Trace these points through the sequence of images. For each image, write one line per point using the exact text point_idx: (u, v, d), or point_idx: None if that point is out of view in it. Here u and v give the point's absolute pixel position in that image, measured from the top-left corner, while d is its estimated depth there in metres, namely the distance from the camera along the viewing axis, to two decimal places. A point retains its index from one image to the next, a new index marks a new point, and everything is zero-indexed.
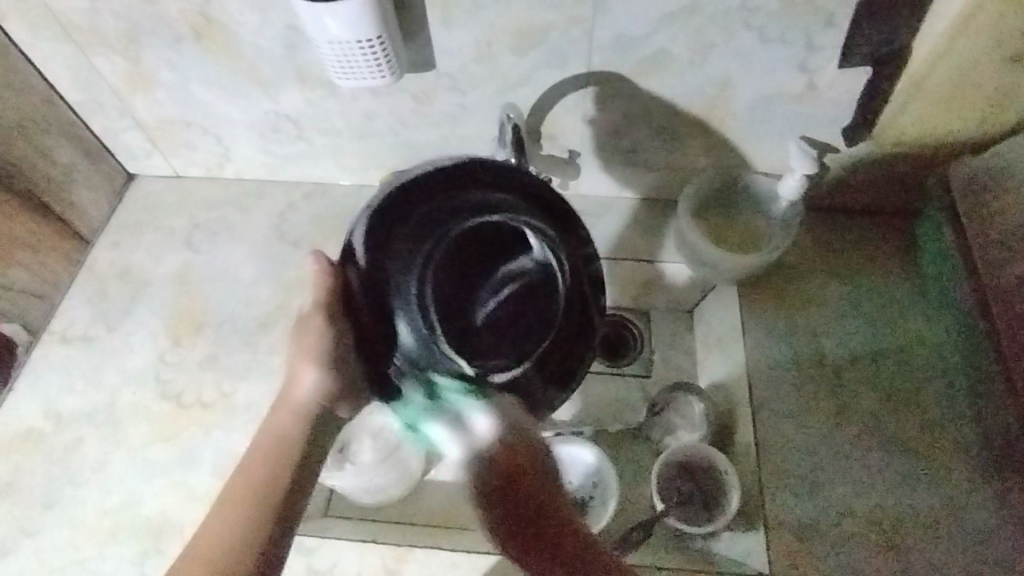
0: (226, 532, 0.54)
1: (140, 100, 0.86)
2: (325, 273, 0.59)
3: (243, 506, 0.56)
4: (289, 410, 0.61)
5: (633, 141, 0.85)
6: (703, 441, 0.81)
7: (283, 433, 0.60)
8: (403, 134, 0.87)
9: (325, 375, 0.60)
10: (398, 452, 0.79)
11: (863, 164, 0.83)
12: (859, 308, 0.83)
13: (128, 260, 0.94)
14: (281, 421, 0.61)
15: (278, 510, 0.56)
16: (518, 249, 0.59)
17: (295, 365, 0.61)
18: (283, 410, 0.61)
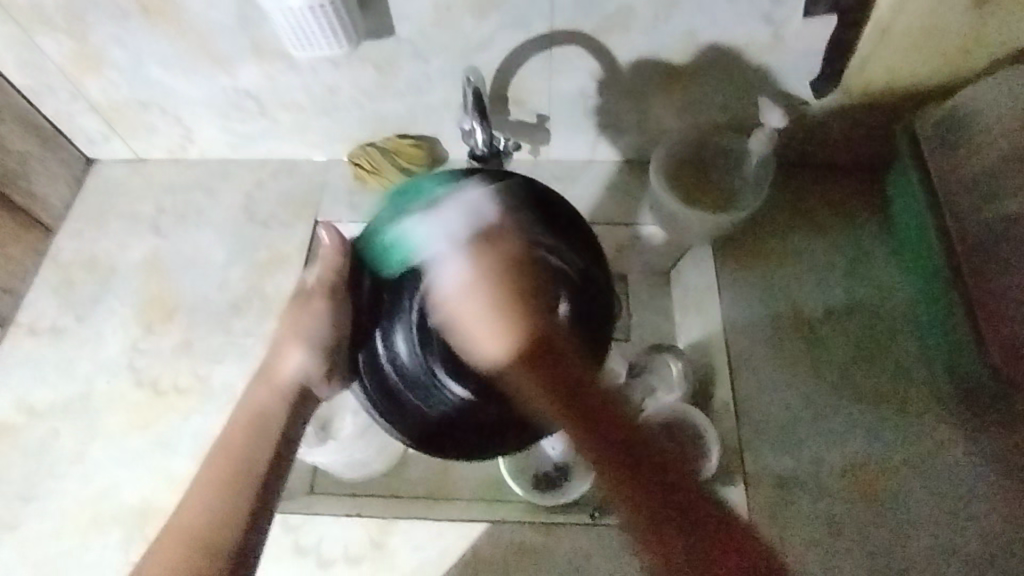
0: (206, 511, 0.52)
1: (92, 81, 0.83)
2: (336, 253, 0.66)
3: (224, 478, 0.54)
4: (270, 384, 0.63)
5: (601, 103, 0.83)
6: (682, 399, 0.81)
7: (259, 408, 0.61)
8: (368, 106, 0.85)
9: (320, 355, 0.66)
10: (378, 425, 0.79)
11: (831, 115, 0.82)
12: (834, 261, 0.83)
13: (94, 248, 0.92)
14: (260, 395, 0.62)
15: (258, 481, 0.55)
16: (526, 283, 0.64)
17: (287, 342, 0.67)
18: (266, 385, 0.64)
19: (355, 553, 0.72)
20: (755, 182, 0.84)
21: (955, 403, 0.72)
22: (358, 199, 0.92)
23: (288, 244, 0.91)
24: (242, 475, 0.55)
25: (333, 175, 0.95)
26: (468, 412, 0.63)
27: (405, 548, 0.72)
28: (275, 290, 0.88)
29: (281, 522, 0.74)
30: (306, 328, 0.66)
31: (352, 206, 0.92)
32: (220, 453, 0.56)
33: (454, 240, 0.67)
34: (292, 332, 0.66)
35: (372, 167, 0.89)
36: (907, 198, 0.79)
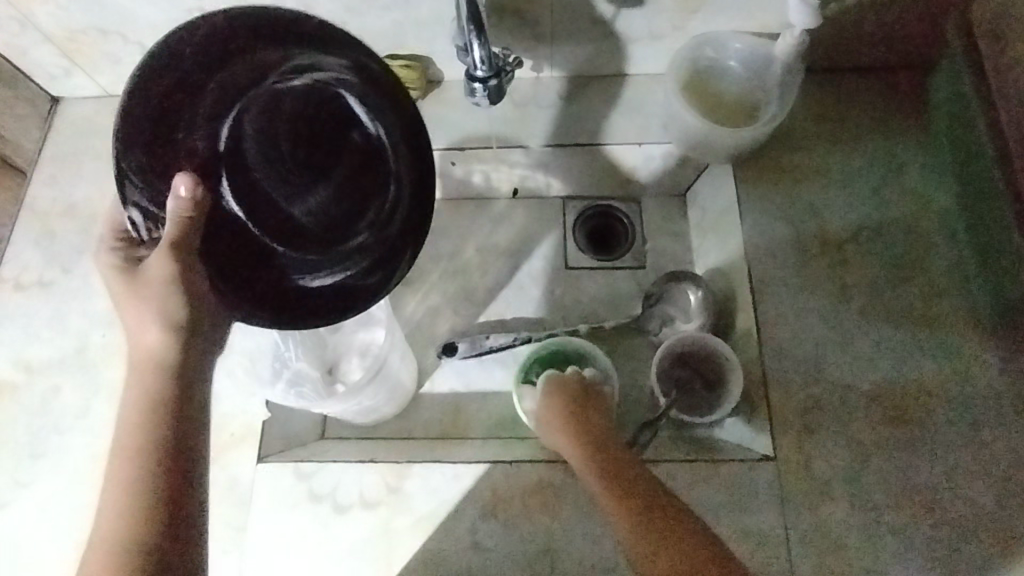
0: (119, 519, 0.46)
1: (40, 7, 0.75)
2: (187, 207, 0.49)
3: (140, 472, 0.46)
4: (147, 365, 0.49)
5: (609, 8, 0.74)
6: (703, 329, 0.79)
7: (151, 396, 0.48)
8: (351, 23, 0.77)
9: (174, 326, 0.50)
10: (387, 367, 0.77)
11: (870, 7, 0.73)
12: (867, 174, 0.77)
13: (72, 193, 0.86)
14: (144, 385, 0.49)
15: (172, 467, 0.47)
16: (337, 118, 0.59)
17: (133, 314, 0.50)
18: (135, 370, 0.49)
19: (371, 498, 0.71)
20: (784, 87, 0.76)
21: (991, 322, 0.69)
22: None
23: None
24: (150, 461, 0.47)
25: None
26: (365, 270, 0.60)
27: (422, 490, 0.70)
28: None
29: (293, 470, 0.72)
30: (151, 295, 0.49)
31: None
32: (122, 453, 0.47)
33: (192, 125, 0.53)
34: (133, 302, 0.50)
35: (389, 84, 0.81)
36: (956, 108, 0.75)
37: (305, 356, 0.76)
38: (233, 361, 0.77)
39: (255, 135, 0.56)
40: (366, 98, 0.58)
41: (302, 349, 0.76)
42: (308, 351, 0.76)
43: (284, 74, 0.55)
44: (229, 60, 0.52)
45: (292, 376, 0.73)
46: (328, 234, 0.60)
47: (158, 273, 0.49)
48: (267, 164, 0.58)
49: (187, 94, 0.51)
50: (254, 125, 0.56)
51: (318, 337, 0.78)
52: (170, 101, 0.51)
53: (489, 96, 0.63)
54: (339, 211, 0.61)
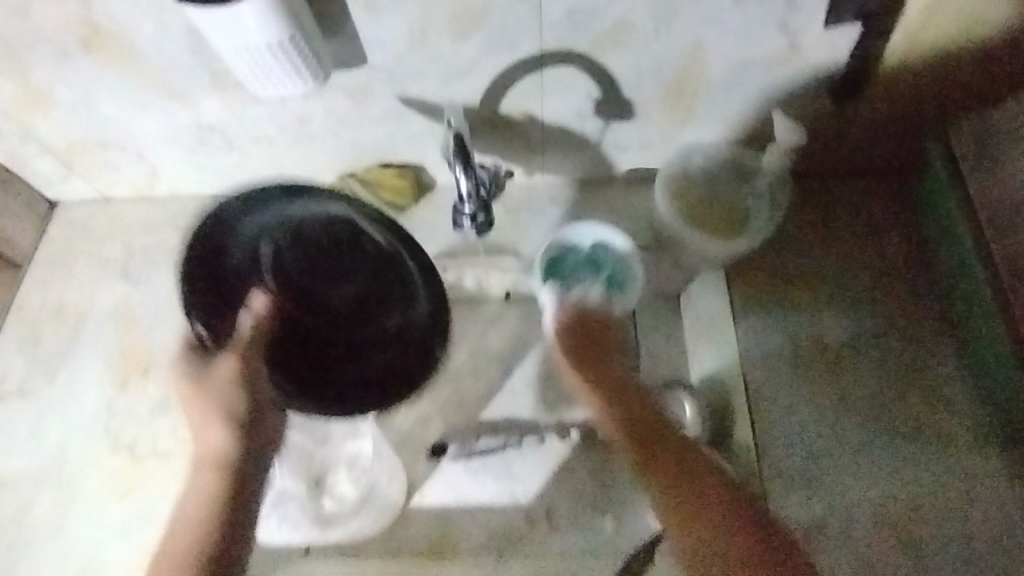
0: None
1: (41, 122, 0.77)
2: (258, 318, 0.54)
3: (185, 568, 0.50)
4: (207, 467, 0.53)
5: (598, 121, 0.76)
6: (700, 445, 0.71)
7: (207, 502, 0.52)
8: (345, 135, 0.78)
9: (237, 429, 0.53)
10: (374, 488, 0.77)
11: (852, 121, 0.74)
12: (861, 279, 0.77)
13: (61, 298, 0.85)
14: (204, 484, 0.52)
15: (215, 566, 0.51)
16: (359, 234, 0.61)
17: (198, 422, 0.53)
18: (200, 471, 0.53)
19: None
20: (772, 200, 0.77)
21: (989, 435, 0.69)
22: None
23: None
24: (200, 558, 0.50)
25: None
26: (409, 351, 0.61)
27: None
28: None
29: None
30: (214, 404, 0.52)
31: None
32: (173, 548, 0.51)
33: (235, 257, 0.57)
34: (199, 412, 0.53)
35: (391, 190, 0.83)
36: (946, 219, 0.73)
37: (289, 473, 0.78)
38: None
39: (293, 262, 0.59)
40: (372, 219, 0.62)
41: (286, 467, 0.77)
42: (293, 467, 0.78)
43: (301, 216, 0.60)
44: (251, 219, 0.59)
45: (274, 498, 0.76)
46: (360, 325, 0.61)
47: (223, 373, 0.52)
48: (299, 280, 0.59)
49: (221, 233, 0.58)
50: (288, 249, 0.59)
51: (302, 450, 0.78)
52: (210, 250, 0.57)
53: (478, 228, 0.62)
54: (369, 303, 0.61)
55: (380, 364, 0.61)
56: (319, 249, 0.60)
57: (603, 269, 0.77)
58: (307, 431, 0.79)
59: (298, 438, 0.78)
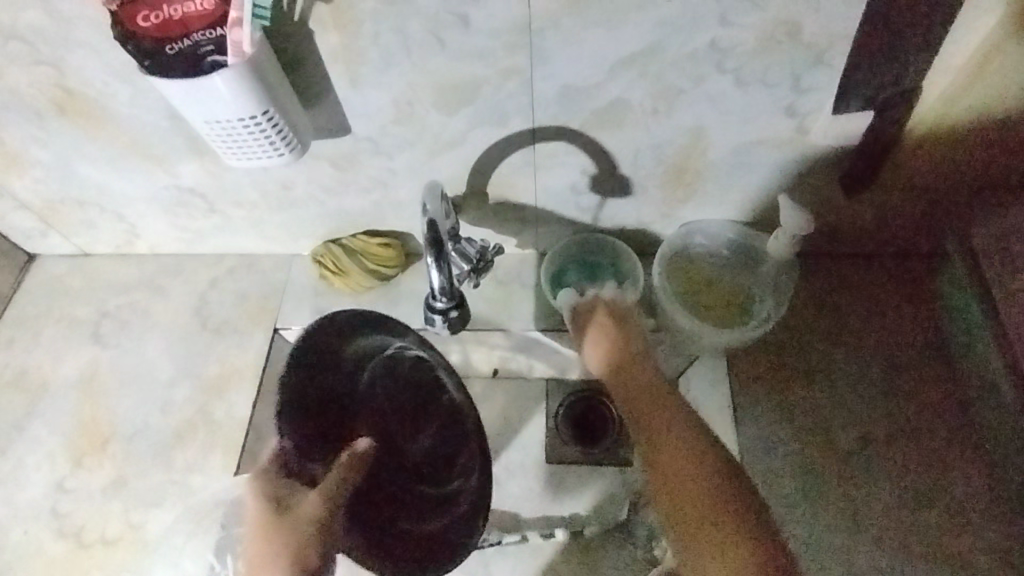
0: None
1: (17, 180, 0.74)
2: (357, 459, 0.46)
3: None
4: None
5: (595, 197, 0.72)
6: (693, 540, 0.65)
7: None
8: (329, 202, 0.74)
9: None
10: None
11: (863, 206, 0.69)
12: (874, 376, 0.71)
13: (25, 361, 0.80)
14: None
15: None
16: (438, 385, 0.52)
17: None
18: None
19: None
20: (777, 285, 0.72)
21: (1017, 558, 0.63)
22: (324, 299, 0.80)
23: (243, 356, 0.77)
24: None
25: (295, 273, 0.82)
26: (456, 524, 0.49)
27: None
28: (224, 414, 0.74)
29: None
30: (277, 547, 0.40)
31: (315, 310, 0.79)
32: None
33: (336, 384, 0.48)
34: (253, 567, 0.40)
35: (374, 260, 0.78)
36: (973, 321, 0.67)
37: None
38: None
39: (382, 396, 0.52)
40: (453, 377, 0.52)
41: None
42: None
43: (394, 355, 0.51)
44: (336, 343, 0.48)
45: None
46: (424, 482, 0.52)
47: (306, 513, 0.41)
48: (382, 422, 0.52)
49: (324, 358, 0.48)
50: (378, 386, 0.51)
51: None
52: (315, 376, 0.47)
53: (451, 325, 0.59)
54: (439, 459, 0.52)
55: (427, 535, 0.49)
56: (400, 394, 0.52)
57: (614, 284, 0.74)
58: None
59: None
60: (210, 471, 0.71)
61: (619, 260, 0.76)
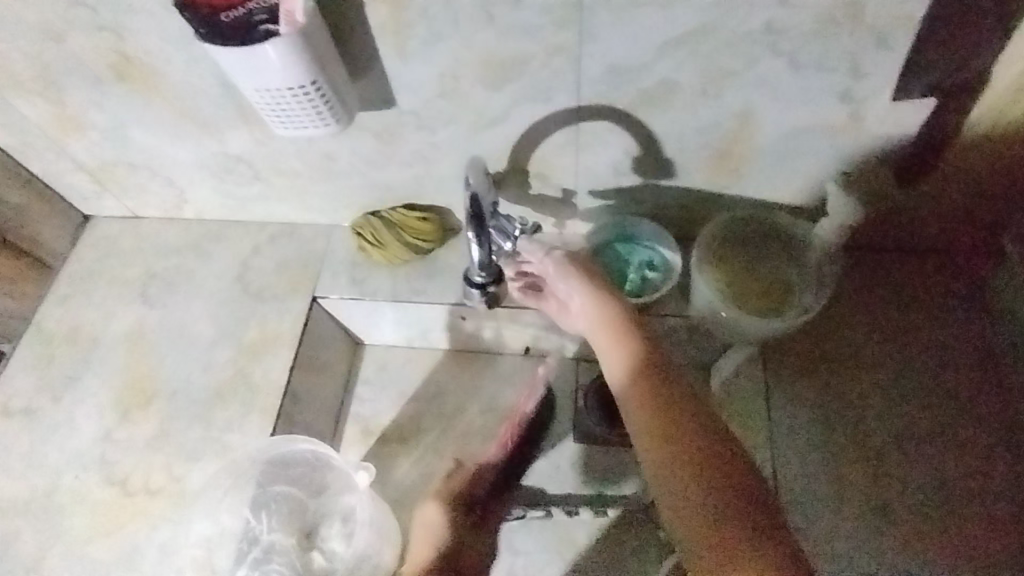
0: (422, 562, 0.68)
1: (75, 142, 0.77)
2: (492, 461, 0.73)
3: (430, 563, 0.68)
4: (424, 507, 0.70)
5: (636, 178, 0.71)
6: None
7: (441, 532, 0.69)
8: (371, 175, 0.75)
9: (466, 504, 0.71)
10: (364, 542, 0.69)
11: (916, 199, 0.67)
12: (910, 373, 0.70)
13: (77, 317, 0.84)
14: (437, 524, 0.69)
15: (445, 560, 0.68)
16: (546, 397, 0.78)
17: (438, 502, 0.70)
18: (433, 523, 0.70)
19: None
20: (821, 277, 0.70)
21: None
22: (361, 270, 0.81)
23: (281, 322, 0.79)
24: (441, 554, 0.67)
25: (335, 243, 0.84)
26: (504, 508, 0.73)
27: None
28: (263, 378, 0.77)
29: None
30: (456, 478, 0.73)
31: (353, 281, 0.81)
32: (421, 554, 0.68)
33: None
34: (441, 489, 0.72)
35: (412, 234, 0.79)
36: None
37: (279, 527, 0.69)
38: (194, 550, 0.70)
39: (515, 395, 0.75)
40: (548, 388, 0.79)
41: (275, 519, 0.69)
42: (283, 520, 0.69)
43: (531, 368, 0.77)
44: None
45: (258, 557, 0.67)
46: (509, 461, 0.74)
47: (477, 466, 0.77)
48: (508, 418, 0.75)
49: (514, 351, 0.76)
50: None
51: (295, 501, 0.70)
52: None
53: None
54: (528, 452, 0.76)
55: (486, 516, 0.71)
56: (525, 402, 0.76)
57: (649, 270, 0.73)
58: (300, 482, 0.70)
59: (291, 489, 0.70)
60: (248, 431, 0.74)
61: (657, 242, 0.74)
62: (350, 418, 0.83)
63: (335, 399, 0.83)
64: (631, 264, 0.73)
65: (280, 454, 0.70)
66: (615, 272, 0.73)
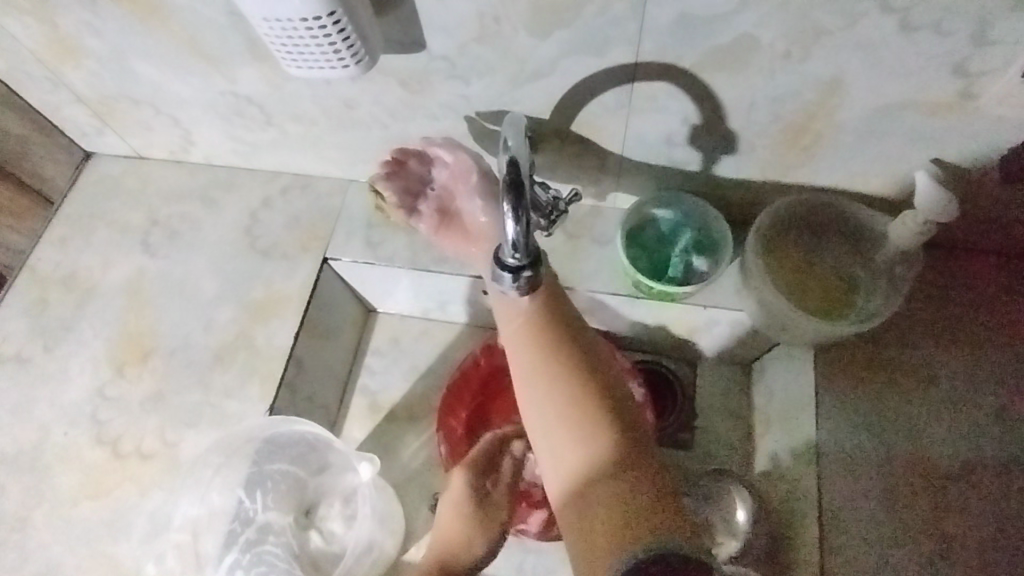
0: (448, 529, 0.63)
1: (72, 71, 0.70)
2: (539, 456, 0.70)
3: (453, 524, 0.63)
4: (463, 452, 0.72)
5: (692, 151, 0.62)
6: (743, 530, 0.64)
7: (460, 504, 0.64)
8: (393, 127, 0.67)
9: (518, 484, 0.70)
10: (363, 545, 0.65)
11: (1020, 195, 0.58)
12: (989, 393, 0.61)
13: (74, 262, 0.78)
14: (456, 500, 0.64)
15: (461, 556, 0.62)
16: None
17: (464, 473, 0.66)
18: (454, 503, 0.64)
19: None
20: (891, 280, 0.62)
21: None
22: (377, 232, 0.74)
23: (289, 284, 0.73)
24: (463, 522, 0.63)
25: (351, 200, 0.77)
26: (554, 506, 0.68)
27: None
28: (266, 342, 0.71)
29: None
30: None
31: (368, 243, 0.74)
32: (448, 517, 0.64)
33: None
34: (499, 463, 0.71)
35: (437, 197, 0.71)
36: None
37: (274, 505, 0.65)
38: (178, 535, 0.62)
39: None
40: None
41: (270, 497, 0.65)
42: (279, 498, 0.66)
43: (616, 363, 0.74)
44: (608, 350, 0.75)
45: (250, 539, 0.63)
46: None
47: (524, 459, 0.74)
48: None
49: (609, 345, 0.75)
50: None
51: (293, 480, 0.67)
52: None
53: (520, 287, 0.53)
54: None
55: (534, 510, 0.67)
56: None
57: (695, 252, 0.67)
58: (298, 461, 0.66)
59: (288, 467, 0.66)
60: (248, 399, 0.69)
61: (708, 224, 0.67)
62: (358, 389, 0.78)
63: (342, 369, 0.78)
64: (674, 246, 0.67)
65: (279, 433, 0.63)
66: (655, 257, 0.67)
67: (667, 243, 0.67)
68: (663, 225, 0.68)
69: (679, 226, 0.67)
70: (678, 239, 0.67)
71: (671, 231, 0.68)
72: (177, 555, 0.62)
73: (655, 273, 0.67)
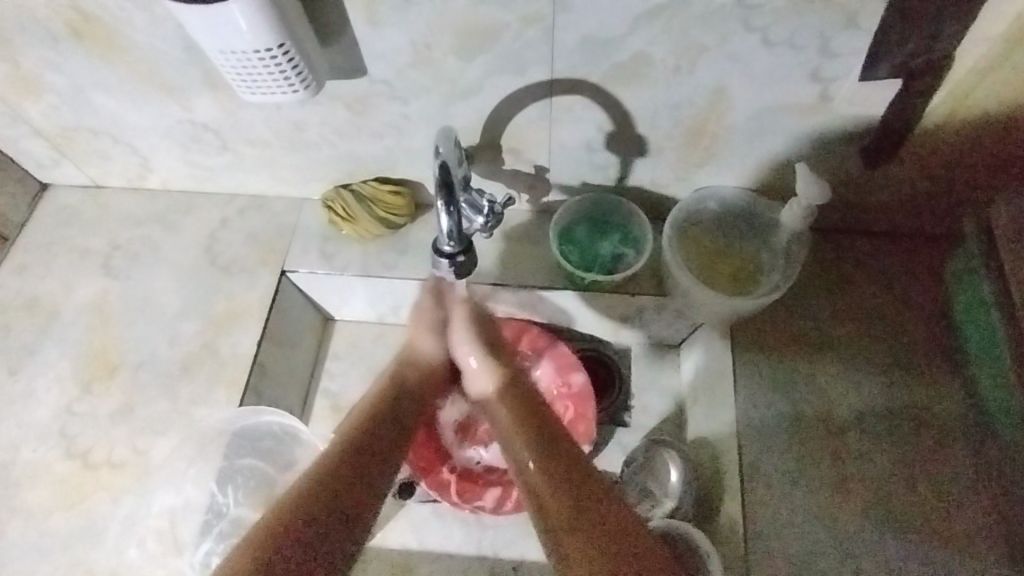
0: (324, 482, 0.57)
1: (31, 106, 0.74)
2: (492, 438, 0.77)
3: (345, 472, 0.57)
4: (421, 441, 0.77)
5: (609, 156, 0.71)
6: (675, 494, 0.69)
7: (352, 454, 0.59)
8: (341, 145, 0.74)
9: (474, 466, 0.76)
10: None
11: (883, 179, 0.68)
12: (870, 350, 0.70)
13: (36, 289, 0.81)
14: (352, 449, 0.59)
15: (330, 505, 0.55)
16: None
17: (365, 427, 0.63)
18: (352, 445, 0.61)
19: None
20: (787, 256, 0.71)
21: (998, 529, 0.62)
22: (330, 243, 0.80)
23: (249, 296, 0.78)
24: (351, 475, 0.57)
25: (305, 216, 0.82)
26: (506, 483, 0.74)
27: None
28: (230, 350, 0.75)
29: None
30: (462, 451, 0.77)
31: (323, 254, 0.80)
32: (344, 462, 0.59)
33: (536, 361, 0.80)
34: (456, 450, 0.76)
35: (385, 209, 0.78)
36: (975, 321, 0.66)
37: (245, 501, 0.69)
38: (157, 521, 0.68)
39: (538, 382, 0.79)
40: None
41: (242, 493, 0.70)
42: (250, 494, 0.70)
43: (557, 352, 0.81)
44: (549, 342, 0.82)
45: (225, 530, 0.67)
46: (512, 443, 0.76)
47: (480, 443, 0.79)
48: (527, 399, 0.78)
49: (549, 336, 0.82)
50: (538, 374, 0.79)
51: (263, 476, 0.71)
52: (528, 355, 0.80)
53: (456, 270, 0.59)
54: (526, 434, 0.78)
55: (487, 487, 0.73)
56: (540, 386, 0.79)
57: (621, 244, 0.75)
58: (267, 456, 0.71)
59: (257, 463, 0.71)
60: (215, 404, 0.73)
61: (630, 220, 0.75)
62: (320, 393, 0.83)
63: (303, 374, 0.82)
64: (603, 240, 0.75)
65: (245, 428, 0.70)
66: (586, 250, 0.75)
67: (596, 239, 0.75)
68: (591, 223, 0.76)
69: (605, 223, 0.76)
70: (605, 235, 0.75)
71: (598, 228, 0.76)
72: (157, 539, 0.67)
73: (586, 266, 0.74)
